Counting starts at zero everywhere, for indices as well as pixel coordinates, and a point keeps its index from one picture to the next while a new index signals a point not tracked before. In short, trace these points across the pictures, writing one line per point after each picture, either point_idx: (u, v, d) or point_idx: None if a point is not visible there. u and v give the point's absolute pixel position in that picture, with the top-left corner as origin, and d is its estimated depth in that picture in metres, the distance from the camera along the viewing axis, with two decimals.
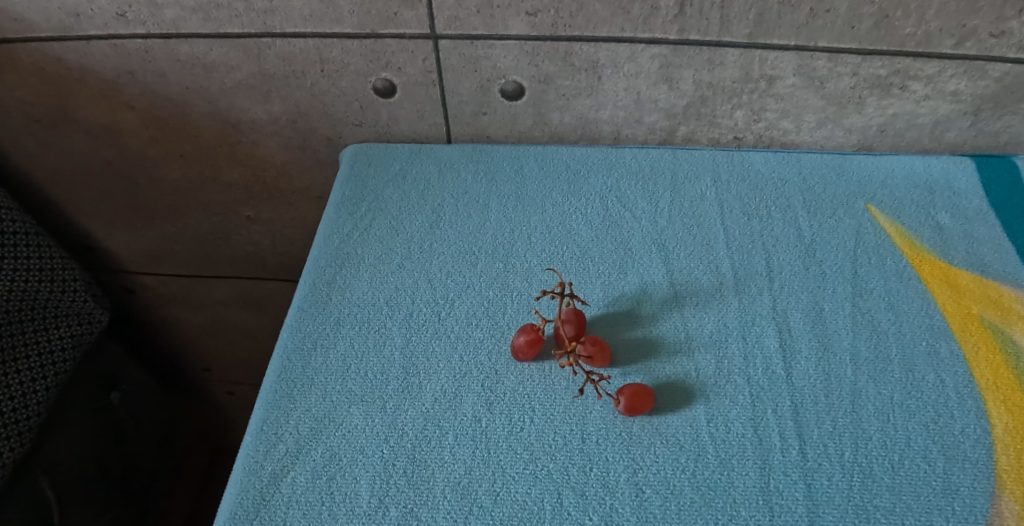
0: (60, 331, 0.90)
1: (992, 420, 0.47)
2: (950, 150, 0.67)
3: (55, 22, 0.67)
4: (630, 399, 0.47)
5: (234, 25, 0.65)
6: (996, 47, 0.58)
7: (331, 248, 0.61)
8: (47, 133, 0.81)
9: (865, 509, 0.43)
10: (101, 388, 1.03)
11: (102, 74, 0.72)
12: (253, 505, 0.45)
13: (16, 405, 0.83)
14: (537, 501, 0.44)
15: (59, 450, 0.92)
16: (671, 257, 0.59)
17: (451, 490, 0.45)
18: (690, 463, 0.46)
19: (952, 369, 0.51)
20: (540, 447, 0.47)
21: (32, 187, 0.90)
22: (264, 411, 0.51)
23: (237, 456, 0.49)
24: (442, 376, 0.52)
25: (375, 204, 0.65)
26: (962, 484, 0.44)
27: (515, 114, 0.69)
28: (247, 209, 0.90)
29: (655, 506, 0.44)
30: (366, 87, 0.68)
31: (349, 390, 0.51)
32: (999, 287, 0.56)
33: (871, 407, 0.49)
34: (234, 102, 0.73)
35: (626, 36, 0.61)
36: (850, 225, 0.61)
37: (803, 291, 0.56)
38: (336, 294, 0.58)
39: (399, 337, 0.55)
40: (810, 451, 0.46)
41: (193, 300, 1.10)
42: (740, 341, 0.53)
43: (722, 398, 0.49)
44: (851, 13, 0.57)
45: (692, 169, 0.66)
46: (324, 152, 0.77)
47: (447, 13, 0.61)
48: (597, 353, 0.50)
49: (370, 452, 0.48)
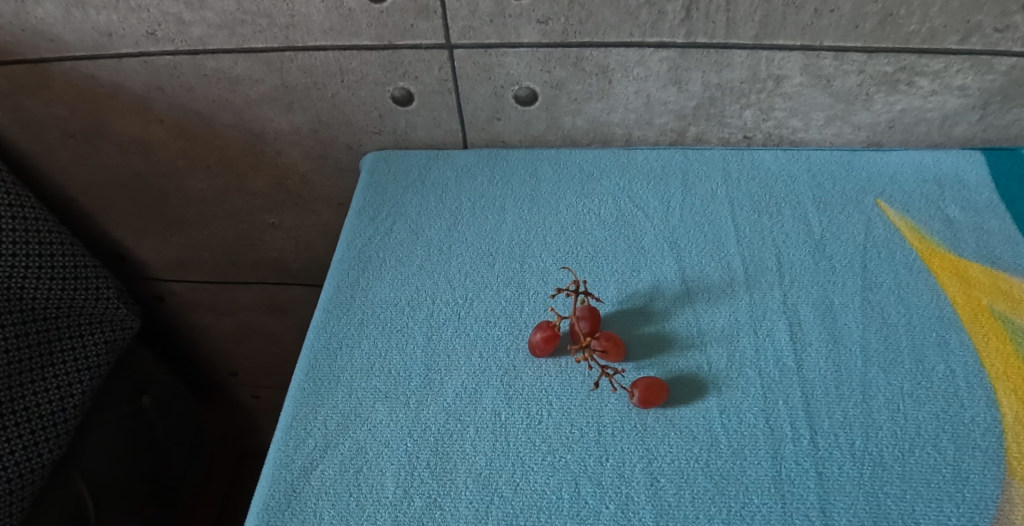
0: (95, 337, 0.95)
1: (1002, 409, 0.48)
2: (960, 144, 0.68)
3: (88, 41, 0.71)
4: (643, 392, 0.49)
5: (258, 40, 0.67)
6: (1001, 41, 0.59)
7: (354, 251, 0.64)
8: (81, 147, 0.85)
9: (875, 496, 0.44)
10: (134, 393, 1.08)
11: (134, 89, 0.75)
12: (285, 496, 0.48)
13: (54, 408, 0.87)
14: (555, 491, 0.46)
15: (94, 452, 0.97)
16: (683, 255, 0.60)
17: (472, 481, 0.47)
18: (703, 453, 0.47)
19: (962, 360, 0.51)
20: (558, 439, 0.49)
21: (67, 199, 0.95)
22: (293, 408, 0.53)
23: (269, 451, 0.52)
24: (462, 372, 0.54)
25: (396, 209, 0.67)
26: (972, 471, 0.45)
27: (529, 119, 0.71)
28: (271, 216, 0.93)
29: (669, 495, 0.45)
30: (385, 97, 0.71)
31: (373, 387, 0.54)
32: (1009, 279, 0.56)
33: (882, 397, 0.50)
34: (258, 113, 0.76)
35: (635, 41, 0.62)
36: (859, 220, 0.62)
37: (813, 285, 0.57)
38: (359, 295, 0.61)
39: (420, 335, 0.57)
40: (821, 441, 0.47)
41: (219, 305, 1.13)
42: (751, 335, 0.54)
43: (734, 390, 0.51)
44: (856, 12, 0.58)
45: (702, 169, 0.68)
46: (344, 159, 0.80)
47: (460, 24, 0.63)
48: (610, 348, 0.52)
49: (395, 446, 0.50)
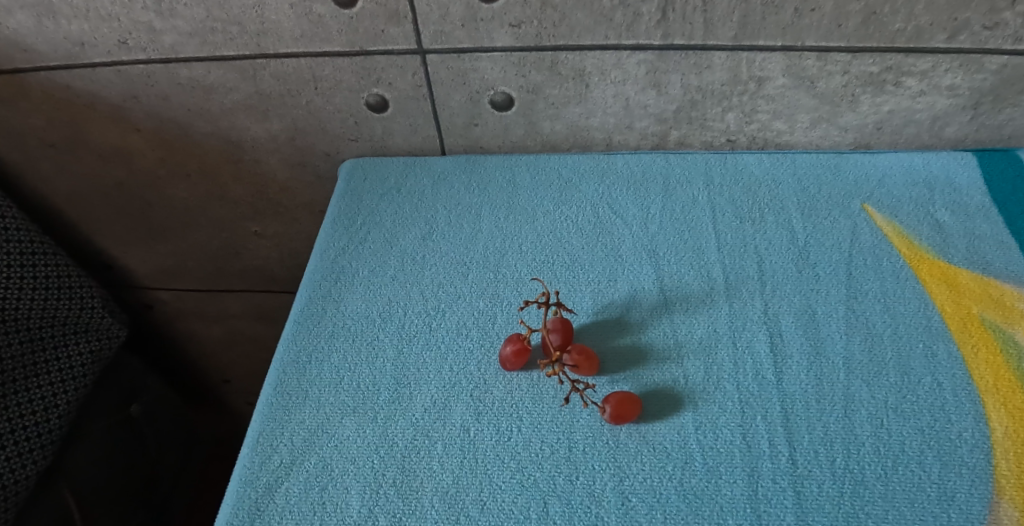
0: (80, 347, 0.94)
1: (991, 424, 0.46)
2: (951, 146, 0.66)
3: (62, 51, 0.70)
4: (615, 407, 0.47)
5: (230, 48, 0.66)
6: (991, 39, 0.57)
7: (327, 262, 0.63)
8: (61, 157, 0.85)
9: (856, 516, 0.42)
10: (122, 402, 1.07)
11: (110, 99, 0.75)
12: (248, 515, 0.46)
13: (38, 419, 0.86)
14: (523, 510, 0.45)
15: (81, 462, 0.96)
16: (662, 263, 0.59)
17: (438, 500, 0.46)
18: (676, 471, 0.45)
19: (950, 372, 0.49)
20: (527, 456, 0.47)
21: (51, 209, 0.94)
22: (260, 424, 0.52)
23: (234, 468, 0.50)
24: (432, 386, 0.53)
25: (370, 218, 0.66)
26: (958, 490, 0.43)
27: (507, 125, 0.70)
28: (254, 224, 0.92)
29: (641, 515, 0.43)
30: (360, 103, 0.70)
31: (341, 402, 0.52)
32: (1000, 286, 0.54)
33: (865, 412, 0.48)
34: (234, 121, 0.75)
35: (611, 43, 0.61)
36: (845, 226, 0.60)
37: (796, 294, 0.55)
38: (330, 307, 0.59)
39: (391, 348, 0.56)
40: (800, 458, 0.45)
41: (207, 313, 1.13)
42: (730, 347, 0.52)
43: (710, 405, 0.49)
44: (838, 11, 0.56)
45: (683, 174, 0.66)
46: (323, 167, 0.79)
47: (432, 28, 0.62)
48: (583, 362, 0.50)
49: (361, 462, 0.49)
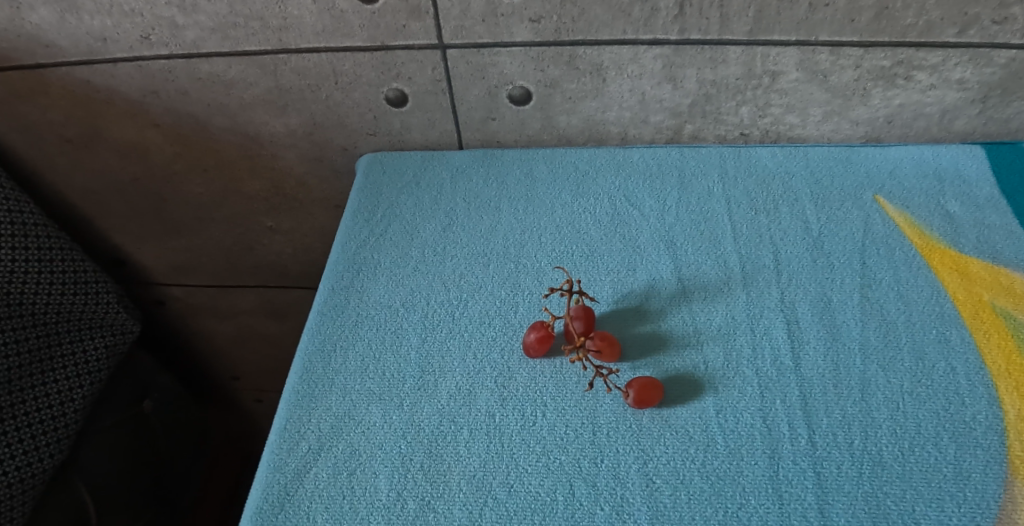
0: (95, 342, 0.94)
1: (1004, 407, 0.47)
2: (960, 138, 0.67)
3: (83, 47, 0.71)
4: (638, 392, 0.48)
5: (251, 43, 0.67)
6: (1000, 33, 0.58)
7: (349, 253, 0.64)
8: (79, 153, 0.85)
9: (875, 496, 0.43)
10: (135, 396, 1.07)
11: (130, 94, 0.76)
12: (278, 500, 0.47)
13: (54, 413, 0.87)
14: (549, 492, 0.46)
15: (95, 455, 0.97)
16: (680, 254, 0.60)
17: (466, 483, 0.47)
18: (699, 454, 0.47)
19: (963, 356, 0.51)
20: (552, 440, 0.48)
21: (67, 205, 0.95)
22: (287, 411, 0.53)
23: (262, 455, 0.51)
24: (456, 373, 0.54)
25: (390, 210, 0.67)
26: (973, 470, 0.44)
27: (523, 119, 0.71)
28: (268, 219, 0.93)
29: (665, 496, 0.45)
30: (379, 98, 0.71)
31: (367, 389, 0.53)
32: (1011, 274, 0.55)
33: (881, 396, 0.49)
34: (253, 116, 0.76)
35: (628, 38, 0.62)
36: (858, 217, 0.61)
37: (812, 283, 0.57)
38: (354, 297, 0.60)
39: (414, 337, 0.57)
40: (819, 440, 0.46)
41: (218, 309, 1.13)
42: (748, 334, 0.54)
43: (730, 390, 0.50)
44: (851, 6, 0.57)
45: (698, 166, 0.67)
46: (339, 161, 0.80)
47: (453, 23, 0.63)
48: (605, 348, 0.51)
49: (388, 447, 0.50)
